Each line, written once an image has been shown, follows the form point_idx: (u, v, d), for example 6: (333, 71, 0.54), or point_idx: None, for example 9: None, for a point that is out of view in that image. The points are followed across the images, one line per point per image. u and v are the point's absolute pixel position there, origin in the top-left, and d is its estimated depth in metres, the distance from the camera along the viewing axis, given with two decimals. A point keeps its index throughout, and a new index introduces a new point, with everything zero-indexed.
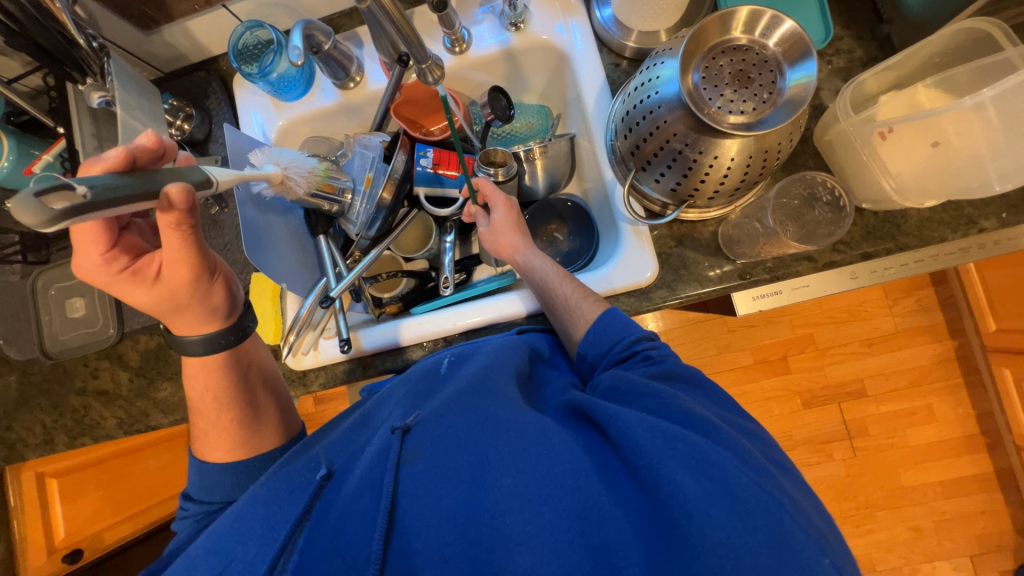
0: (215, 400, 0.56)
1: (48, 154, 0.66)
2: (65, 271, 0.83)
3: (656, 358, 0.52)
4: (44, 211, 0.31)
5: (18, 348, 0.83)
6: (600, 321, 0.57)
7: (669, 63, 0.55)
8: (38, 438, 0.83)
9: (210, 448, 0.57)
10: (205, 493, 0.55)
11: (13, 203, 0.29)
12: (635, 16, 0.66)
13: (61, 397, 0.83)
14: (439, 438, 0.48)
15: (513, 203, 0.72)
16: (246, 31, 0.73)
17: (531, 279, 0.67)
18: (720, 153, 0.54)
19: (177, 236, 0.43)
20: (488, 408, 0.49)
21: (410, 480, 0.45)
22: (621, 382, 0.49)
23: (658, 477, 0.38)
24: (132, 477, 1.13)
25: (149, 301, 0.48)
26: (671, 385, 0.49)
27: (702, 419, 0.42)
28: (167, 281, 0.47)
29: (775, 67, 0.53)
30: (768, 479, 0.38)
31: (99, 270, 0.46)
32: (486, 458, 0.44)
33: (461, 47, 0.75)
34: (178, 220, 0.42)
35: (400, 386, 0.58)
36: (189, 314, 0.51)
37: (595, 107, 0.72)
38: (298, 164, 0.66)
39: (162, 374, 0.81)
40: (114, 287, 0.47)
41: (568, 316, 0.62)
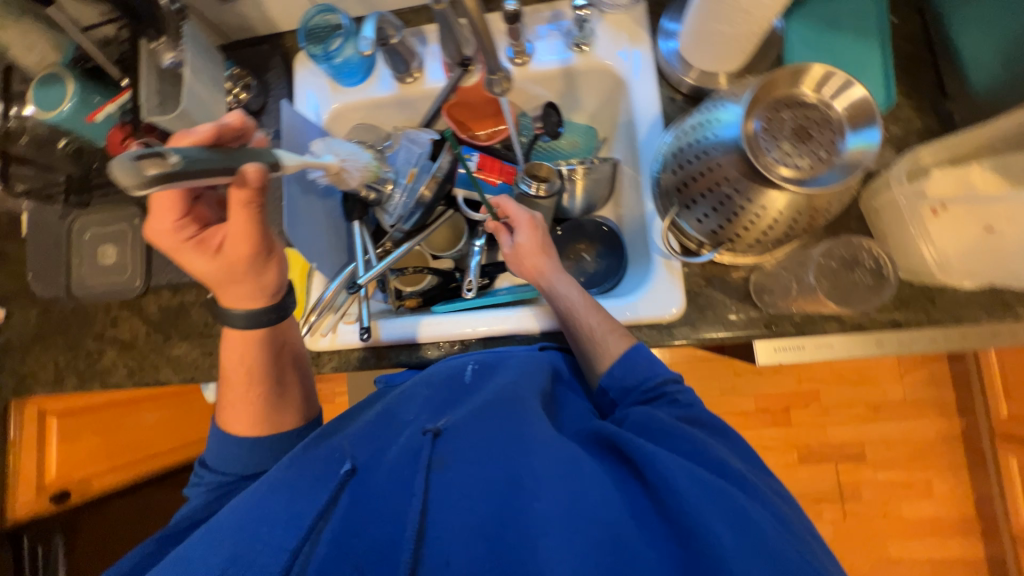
0: (245, 374, 0.56)
1: (114, 105, 0.70)
2: (102, 217, 0.85)
3: (683, 404, 0.52)
4: (140, 176, 0.34)
5: (44, 285, 0.85)
6: (627, 355, 0.57)
7: (731, 108, 0.55)
8: (50, 379, 0.84)
9: (234, 420, 0.57)
10: (218, 464, 0.57)
11: (113, 165, 0.33)
12: (700, 55, 0.67)
13: (78, 338, 0.84)
14: (466, 450, 0.48)
15: (540, 227, 0.73)
16: (315, 13, 0.74)
17: (554, 304, 0.67)
18: (765, 204, 0.55)
19: (243, 213, 0.45)
20: (519, 423, 0.49)
21: (438, 485, 0.46)
22: (654, 419, 0.49)
23: (696, 524, 0.38)
24: (125, 428, 1.14)
25: (206, 271, 0.49)
26: (697, 429, 0.50)
27: (736, 473, 0.44)
28: (227, 255, 0.48)
29: (837, 128, 0.53)
30: (793, 538, 0.40)
31: (167, 236, 0.47)
32: (516, 475, 0.45)
33: (523, 59, 0.76)
34: (248, 197, 0.43)
35: (424, 386, 0.58)
36: (241, 288, 0.51)
37: (645, 137, 0.72)
38: (354, 157, 0.70)
39: (179, 334, 0.81)
40: (177, 255, 0.48)
41: (591, 346, 0.62)
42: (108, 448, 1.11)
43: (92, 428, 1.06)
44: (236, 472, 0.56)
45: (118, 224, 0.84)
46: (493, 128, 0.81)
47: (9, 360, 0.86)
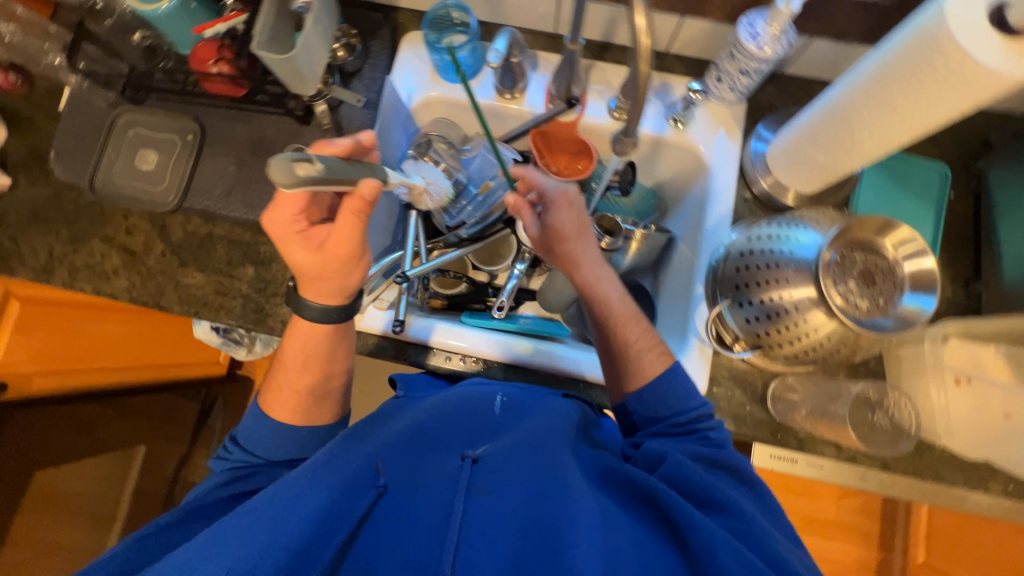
0: (301, 364, 0.60)
1: (223, 23, 0.68)
2: (153, 121, 0.81)
3: (712, 446, 0.57)
4: (293, 177, 0.40)
5: (65, 168, 0.80)
6: (665, 380, 0.61)
7: (810, 232, 0.60)
8: (39, 266, 0.78)
9: (277, 405, 0.61)
10: (250, 445, 0.59)
11: (270, 160, 0.39)
12: (786, 169, 0.72)
13: (84, 234, 0.79)
14: (503, 481, 0.50)
15: (579, 216, 0.68)
16: (443, 5, 0.75)
17: (587, 298, 0.67)
18: (811, 324, 0.58)
19: (351, 219, 0.50)
20: (557, 468, 0.51)
21: (476, 510, 0.47)
22: (696, 484, 0.51)
23: None
24: (89, 333, 1.08)
25: (303, 263, 0.53)
26: (722, 478, 0.55)
27: (773, 551, 0.46)
28: (326, 251, 0.53)
29: (898, 282, 0.57)
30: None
31: (284, 229, 0.52)
32: (555, 512, 0.46)
33: (621, 115, 0.78)
34: (360, 206, 0.49)
35: (455, 404, 0.59)
36: (330, 284, 0.55)
37: (712, 225, 0.76)
38: (436, 182, 0.74)
39: (196, 264, 0.77)
40: (283, 244, 0.52)
41: (630, 358, 0.64)
42: (63, 350, 1.03)
43: (53, 325, 0.99)
44: (265, 457, 0.59)
45: (168, 133, 0.80)
46: (573, 164, 0.81)
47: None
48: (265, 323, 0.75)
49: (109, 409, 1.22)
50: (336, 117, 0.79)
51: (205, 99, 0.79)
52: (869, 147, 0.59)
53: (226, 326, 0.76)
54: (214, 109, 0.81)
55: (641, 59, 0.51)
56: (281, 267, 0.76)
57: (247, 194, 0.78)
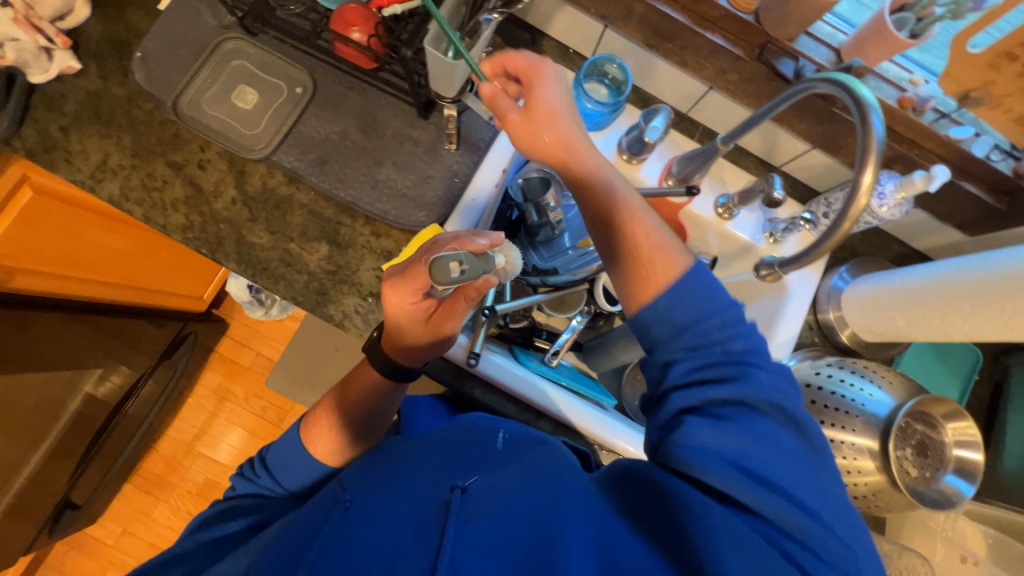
0: (351, 406, 0.65)
1: (400, 5, 0.63)
2: (261, 59, 0.75)
3: (735, 377, 0.48)
4: (448, 278, 0.52)
5: (149, 75, 0.72)
6: (681, 283, 0.51)
7: (879, 390, 0.65)
8: (87, 169, 0.70)
9: (315, 441, 0.65)
10: (275, 475, 0.65)
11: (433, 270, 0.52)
12: (860, 319, 0.77)
13: (149, 152, 0.71)
14: (498, 505, 0.44)
15: (554, 76, 0.57)
16: (600, 57, 0.74)
17: (579, 181, 0.57)
18: (860, 472, 0.63)
19: (461, 302, 0.57)
20: (552, 487, 0.46)
21: (470, 534, 0.41)
22: (722, 454, 0.44)
23: None
24: (88, 241, 0.96)
25: (404, 327, 0.59)
26: (756, 417, 0.46)
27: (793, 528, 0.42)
28: (430, 324, 0.58)
29: (943, 464, 0.62)
30: (834, 548, 0.41)
31: (399, 303, 0.58)
32: (547, 530, 0.40)
33: (727, 214, 0.80)
34: (473, 295, 0.56)
35: (457, 442, 0.56)
36: (417, 353, 0.62)
37: (778, 343, 0.80)
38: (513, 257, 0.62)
39: (267, 223, 0.72)
40: (397, 310, 0.58)
41: (657, 268, 0.53)
42: (58, 250, 0.92)
43: (61, 224, 0.89)
44: (283, 488, 0.65)
45: (276, 78, 0.74)
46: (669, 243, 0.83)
47: (51, 118, 0.70)
48: (325, 308, 0.71)
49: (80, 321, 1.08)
50: (459, 124, 0.76)
51: (328, 58, 0.74)
52: (949, 328, 0.64)
53: (281, 298, 0.71)
54: (331, 70, 0.76)
55: (847, 219, 0.47)
56: (358, 256, 0.72)
57: (344, 170, 0.73)
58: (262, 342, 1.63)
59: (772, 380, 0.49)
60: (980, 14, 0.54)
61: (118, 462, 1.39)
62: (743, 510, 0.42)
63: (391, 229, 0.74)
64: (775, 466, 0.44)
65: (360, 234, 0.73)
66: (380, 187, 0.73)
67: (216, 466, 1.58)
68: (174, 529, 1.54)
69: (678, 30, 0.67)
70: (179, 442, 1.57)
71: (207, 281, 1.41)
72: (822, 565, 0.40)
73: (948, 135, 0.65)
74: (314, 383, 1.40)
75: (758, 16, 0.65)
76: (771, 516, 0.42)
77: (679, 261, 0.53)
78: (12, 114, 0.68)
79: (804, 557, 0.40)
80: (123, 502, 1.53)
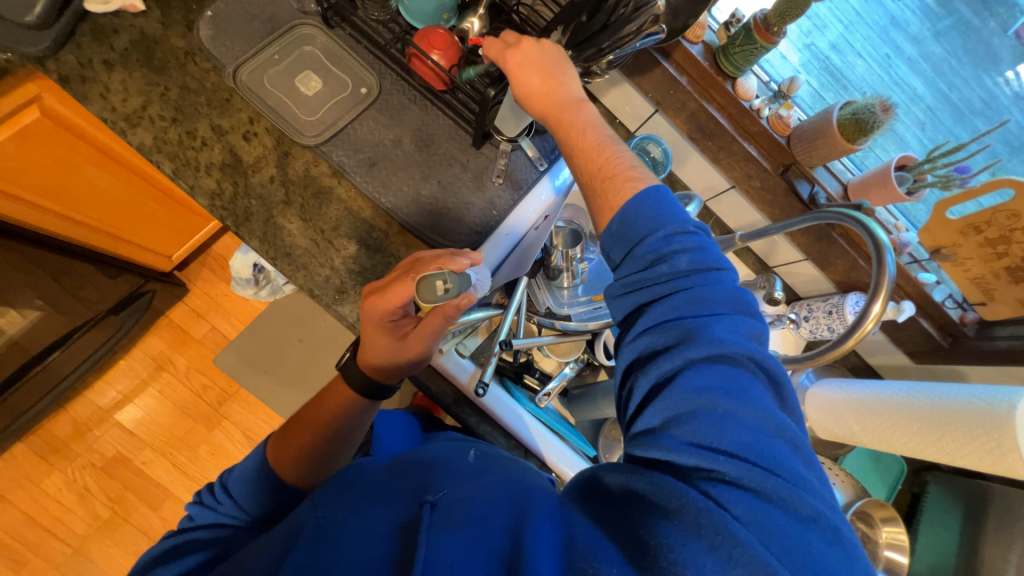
0: (322, 429, 0.62)
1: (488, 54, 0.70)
2: (332, 51, 0.75)
3: (688, 336, 0.46)
4: (434, 296, 0.56)
5: (215, 37, 0.70)
6: (633, 207, 0.53)
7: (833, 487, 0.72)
8: (123, 111, 0.67)
9: (281, 451, 0.60)
10: (241, 497, 0.56)
11: (417, 283, 0.57)
12: (821, 419, 0.86)
13: (193, 110, 0.69)
14: (470, 510, 0.43)
15: (519, 64, 0.60)
16: (644, 137, 0.82)
17: (572, 148, 0.62)
18: None
19: (439, 320, 0.57)
20: (523, 494, 0.45)
21: (443, 545, 0.40)
22: (669, 406, 0.44)
23: (677, 560, 0.36)
24: (76, 174, 0.89)
25: (381, 349, 0.61)
26: (713, 372, 0.44)
27: (744, 466, 0.40)
28: (405, 344, 0.60)
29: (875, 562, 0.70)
30: (786, 493, 0.39)
31: (377, 317, 0.59)
32: (519, 530, 0.41)
33: None
34: (450, 313, 0.56)
35: (434, 463, 0.54)
36: (397, 370, 0.62)
37: None
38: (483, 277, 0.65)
39: (301, 210, 0.71)
40: (375, 328, 0.60)
41: (620, 240, 0.53)
42: (39, 177, 0.86)
43: (52, 150, 0.82)
44: (249, 515, 0.55)
45: (343, 74, 0.75)
46: None
47: (96, 49, 0.67)
48: (340, 306, 0.71)
49: (53, 255, 0.99)
50: (508, 161, 0.79)
51: (399, 68, 0.75)
52: (902, 445, 0.72)
53: (297, 287, 0.71)
54: (398, 80, 0.77)
55: (853, 337, 0.58)
56: (384, 262, 0.72)
57: (391, 176, 0.74)
58: (220, 317, 1.52)
59: (722, 325, 0.46)
60: (963, 190, 0.66)
61: (23, 417, 1.23)
62: (697, 473, 0.41)
63: (423, 245, 0.75)
64: (729, 421, 0.42)
65: (391, 241, 0.74)
66: (422, 202, 0.75)
67: (132, 441, 1.42)
68: (62, 504, 1.36)
69: (720, 132, 0.76)
70: (95, 406, 1.41)
71: (182, 241, 1.33)
72: (775, 516, 0.38)
73: (917, 278, 0.76)
74: (268, 371, 1.32)
75: (789, 140, 0.75)
76: (724, 473, 0.40)
77: (633, 187, 0.55)
78: (55, 36, 0.64)
79: (751, 510, 0.38)
80: (10, 463, 1.34)
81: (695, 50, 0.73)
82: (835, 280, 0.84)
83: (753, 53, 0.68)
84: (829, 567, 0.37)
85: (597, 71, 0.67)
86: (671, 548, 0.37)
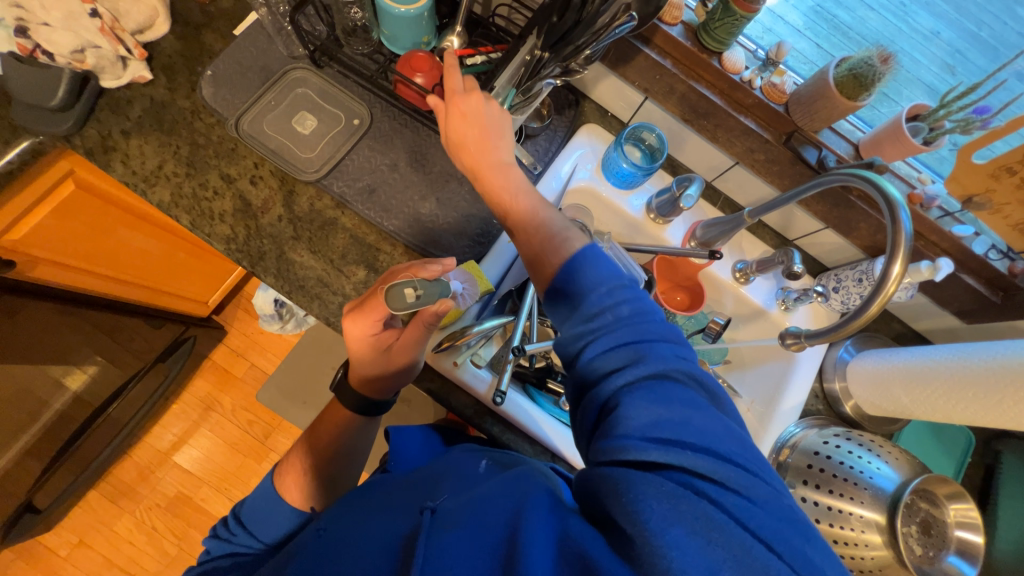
0: (332, 451, 0.65)
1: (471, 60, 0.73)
2: (325, 89, 0.79)
3: (637, 356, 0.47)
4: (404, 303, 0.58)
5: (215, 93, 0.76)
6: (571, 263, 0.53)
7: (883, 465, 0.68)
8: (142, 173, 0.72)
9: (287, 479, 0.63)
10: (256, 529, 0.59)
11: (388, 295, 0.59)
12: (865, 394, 0.80)
13: (204, 164, 0.74)
14: (467, 511, 0.45)
15: (462, 115, 0.63)
16: (638, 124, 0.81)
17: (494, 203, 0.63)
18: (868, 546, 0.64)
19: (419, 329, 0.60)
20: (520, 488, 0.46)
21: (440, 547, 0.41)
22: (628, 417, 0.44)
23: (660, 547, 0.37)
24: (113, 238, 0.95)
25: (370, 362, 0.62)
26: (666, 387, 0.45)
27: (705, 462, 0.41)
28: (390, 355, 0.62)
29: (945, 544, 0.64)
30: (747, 483, 0.41)
31: (360, 333, 0.61)
32: (514, 524, 0.41)
33: (742, 278, 0.86)
34: (431, 321, 0.60)
35: (445, 475, 0.56)
36: (386, 383, 0.63)
37: (788, 407, 0.82)
38: (472, 284, 0.69)
39: (309, 243, 0.74)
40: (361, 344, 0.62)
41: (563, 280, 0.53)
42: (84, 247, 0.92)
43: (92, 220, 0.88)
44: (263, 543, 0.59)
45: (335, 108, 0.78)
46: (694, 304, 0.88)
47: (115, 121, 0.74)
48: None
49: (104, 315, 1.07)
50: None
51: (387, 95, 0.78)
52: (952, 410, 0.68)
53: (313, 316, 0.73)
54: (388, 107, 0.80)
55: (877, 301, 0.54)
56: None
57: (390, 200, 0.77)
58: (258, 354, 1.60)
59: (664, 345, 0.48)
60: (985, 132, 0.62)
61: (91, 466, 1.32)
62: (663, 469, 0.42)
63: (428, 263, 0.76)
64: (688, 427, 0.43)
65: (398, 262, 0.76)
66: (422, 221, 0.76)
67: (190, 479, 1.51)
68: (134, 545, 1.45)
69: (714, 110, 0.74)
70: (155, 450, 1.51)
71: (216, 286, 1.41)
72: (743, 505, 0.40)
73: (952, 232, 0.71)
74: (306, 401, 1.37)
75: (787, 108, 0.72)
76: (689, 469, 0.41)
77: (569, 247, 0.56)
78: (78, 114, 0.71)
79: (725, 498, 0.40)
80: (85, 510, 1.45)
81: (675, 31, 0.71)
82: (862, 246, 0.79)
83: (735, 24, 0.66)
84: (799, 547, 0.39)
85: (576, 69, 0.66)
86: (656, 534, 0.37)
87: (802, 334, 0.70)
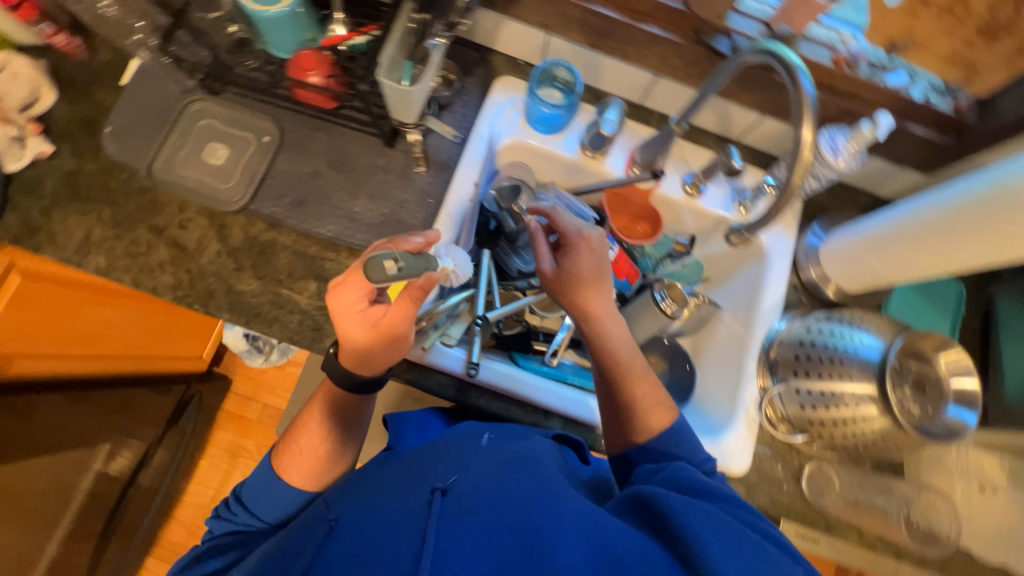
0: (326, 461, 0.66)
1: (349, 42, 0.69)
2: (227, 113, 0.77)
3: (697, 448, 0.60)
4: (385, 275, 0.54)
5: (121, 148, 0.75)
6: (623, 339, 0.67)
7: (870, 337, 0.67)
8: (73, 246, 0.72)
9: (289, 462, 0.65)
10: (255, 508, 0.62)
11: (367, 265, 0.55)
12: (840, 270, 0.79)
13: (131, 221, 0.74)
14: (480, 495, 0.47)
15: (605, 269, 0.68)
16: (548, 62, 0.78)
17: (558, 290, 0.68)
18: (864, 419, 0.64)
19: (407, 303, 0.59)
20: (539, 481, 0.50)
21: (455, 531, 0.43)
22: (671, 474, 0.54)
23: (704, 550, 0.43)
24: (80, 316, 0.96)
25: (359, 338, 0.59)
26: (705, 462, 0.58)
27: (730, 500, 0.52)
28: (380, 329, 0.59)
29: (942, 394, 0.63)
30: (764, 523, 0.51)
31: (347, 308, 0.58)
32: (541, 522, 0.45)
33: (694, 192, 0.83)
34: (416, 294, 0.59)
35: (439, 452, 0.57)
36: (358, 383, 0.64)
37: (768, 305, 0.81)
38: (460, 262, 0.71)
39: (253, 271, 0.74)
40: (347, 320, 0.59)
41: (626, 356, 0.66)
42: (57, 331, 0.94)
43: (53, 304, 0.89)
44: (265, 521, 0.62)
45: (242, 131, 0.77)
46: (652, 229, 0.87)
47: (31, 203, 0.73)
48: (321, 343, 0.73)
49: (102, 392, 1.09)
50: (425, 147, 0.79)
51: (289, 104, 0.76)
52: (924, 264, 0.67)
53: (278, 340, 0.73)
54: (295, 115, 0.78)
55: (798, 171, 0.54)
56: None
57: (321, 208, 0.76)
58: (268, 394, 1.63)
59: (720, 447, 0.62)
60: None
61: (139, 536, 1.36)
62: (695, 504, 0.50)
63: None
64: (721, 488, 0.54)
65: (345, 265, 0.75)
66: (358, 219, 0.75)
67: None
68: None
69: (616, 27, 0.71)
70: (196, 506, 1.55)
71: (205, 339, 1.42)
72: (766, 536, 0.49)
73: (887, 85, 0.68)
74: None
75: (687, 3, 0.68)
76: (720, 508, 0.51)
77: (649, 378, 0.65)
78: None
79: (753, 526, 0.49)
80: None
81: None
82: None
83: None
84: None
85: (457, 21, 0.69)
86: (700, 539, 0.44)
87: (747, 228, 0.71)
